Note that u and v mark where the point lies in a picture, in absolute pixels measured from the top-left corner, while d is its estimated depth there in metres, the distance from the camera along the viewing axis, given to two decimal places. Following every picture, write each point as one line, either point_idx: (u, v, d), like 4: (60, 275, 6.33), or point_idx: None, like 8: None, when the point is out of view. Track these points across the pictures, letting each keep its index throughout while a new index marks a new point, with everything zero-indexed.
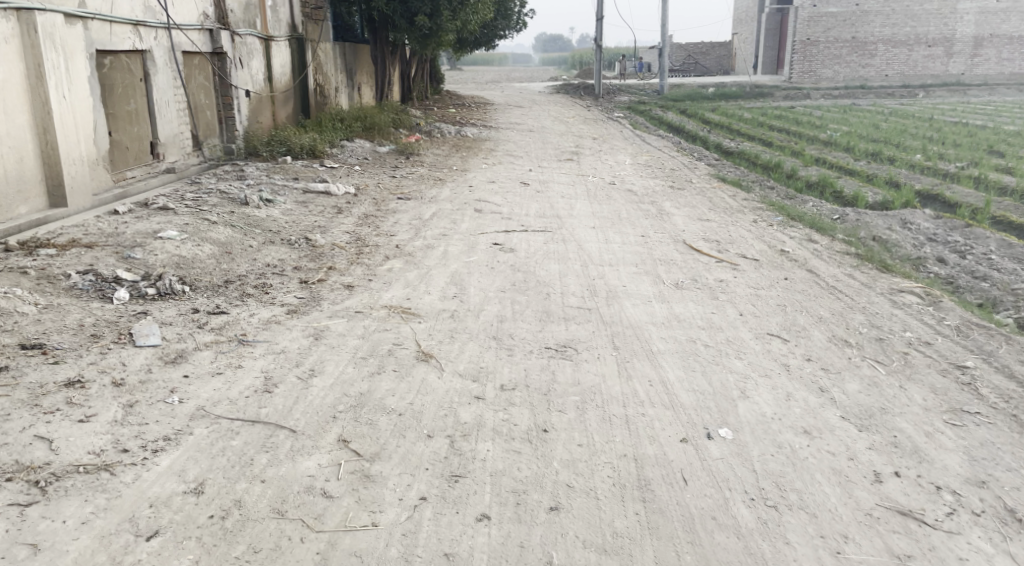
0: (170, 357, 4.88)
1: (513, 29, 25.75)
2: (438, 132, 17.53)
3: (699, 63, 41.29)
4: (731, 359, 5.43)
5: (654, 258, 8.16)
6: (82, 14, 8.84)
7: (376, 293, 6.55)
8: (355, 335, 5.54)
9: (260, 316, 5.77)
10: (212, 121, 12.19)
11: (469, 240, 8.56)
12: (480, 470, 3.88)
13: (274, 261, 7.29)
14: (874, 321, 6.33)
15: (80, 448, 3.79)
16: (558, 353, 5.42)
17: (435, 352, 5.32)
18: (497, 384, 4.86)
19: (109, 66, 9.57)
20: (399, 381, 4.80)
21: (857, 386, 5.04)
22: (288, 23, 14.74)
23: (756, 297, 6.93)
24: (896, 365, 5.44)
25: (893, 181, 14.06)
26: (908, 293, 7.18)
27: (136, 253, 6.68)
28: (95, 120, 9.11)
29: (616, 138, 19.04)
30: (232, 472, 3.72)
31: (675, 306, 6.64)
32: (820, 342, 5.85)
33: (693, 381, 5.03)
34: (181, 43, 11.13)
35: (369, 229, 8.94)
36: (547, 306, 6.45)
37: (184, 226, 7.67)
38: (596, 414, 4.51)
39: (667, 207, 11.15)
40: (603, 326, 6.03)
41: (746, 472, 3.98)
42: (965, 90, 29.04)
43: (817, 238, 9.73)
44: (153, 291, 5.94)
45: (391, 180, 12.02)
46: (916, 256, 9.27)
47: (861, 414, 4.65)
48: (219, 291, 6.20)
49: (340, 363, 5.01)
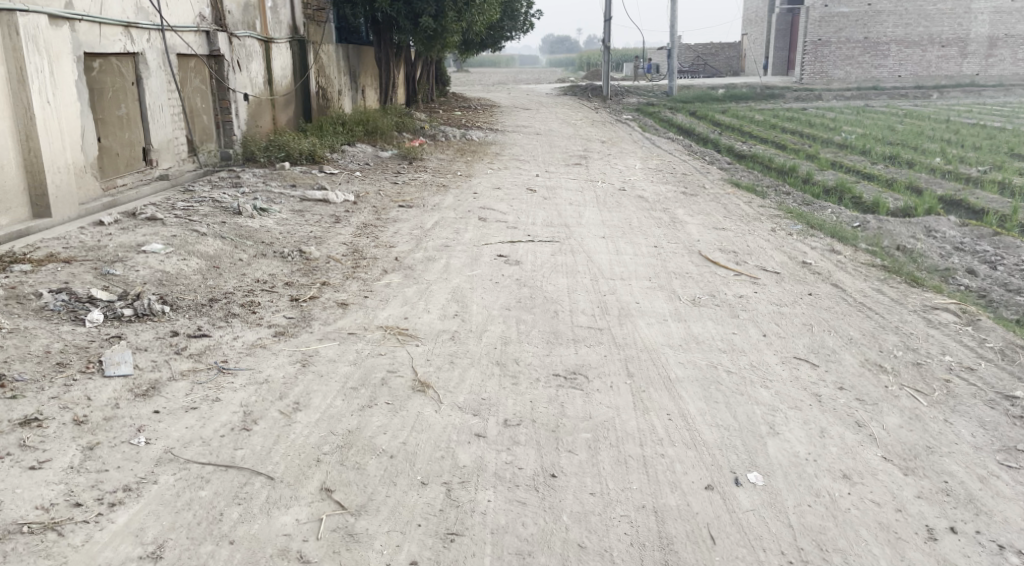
0: (141, 388, 4.44)
1: (520, 31, 25.32)
2: (444, 136, 17.10)
3: (708, 65, 40.80)
4: (756, 388, 4.97)
5: (668, 271, 7.71)
6: (69, 15, 8.45)
7: (372, 312, 6.11)
8: (347, 361, 5.09)
9: (244, 340, 5.34)
10: (209, 126, 11.79)
11: (473, 252, 8.12)
12: (479, 526, 3.46)
13: (264, 276, 6.85)
14: (909, 342, 5.87)
15: (27, 502, 3.37)
16: (567, 381, 4.96)
17: (434, 381, 4.86)
18: (500, 418, 4.41)
19: (98, 69, 9.16)
20: (392, 416, 4.36)
21: (897, 420, 4.58)
22: (288, 25, 14.33)
23: (778, 315, 6.46)
24: (938, 395, 4.97)
25: (914, 186, 13.54)
26: (943, 311, 6.70)
27: (115, 269, 6.27)
28: (83, 126, 8.71)
29: (626, 142, 18.56)
30: (197, 531, 3.30)
31: (693, 325, 6.17)
32: (853, 367, 5.39)
33: (716, 414, 4.57)
34: (175, 45, 10.72)
35: (368, 240, 8.50)
36: (555, 326, 6.00)
37: (171, 240, 7.25)
38: (609, 454, 4.06)
39: (680, 214, 10.70)
40: (616, 349, 5.58)
41: (781, 528, 3.54)
42: (980, 91, 28.46)
43: (839, 249, 9.25)
44: (130, 312, 5.49)
45: (393, 187, 11.59)
46: (944, 267, 8.79)
47: (904, 453, 4.19)
48: (203, 310, 5.76)
49: (328, 395, 4.56)
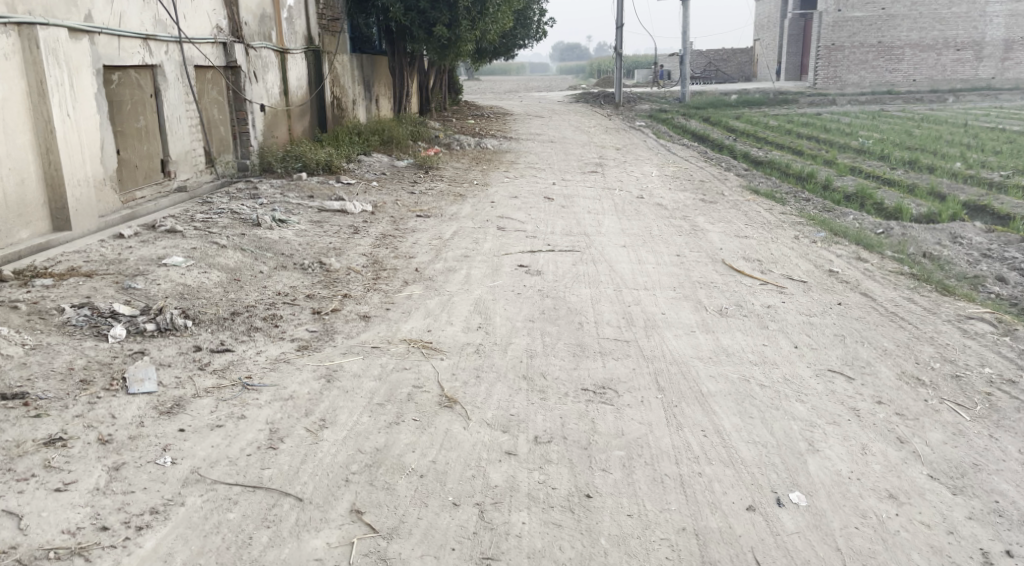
0: (166, 406, 4.35)
1: (532, 38, 25.25)
2: (458, 144, 17.04)
3: (720, 70, 40.64)
4: (792, 403, 4.86)
5: (692, 280, 7.58)
6: (89, 28, 8.43)
7: (395, 324, 6.03)
8: (371, 376, 5.00)
9: (268, 354, 5.26)
10: (226, 136, 11.77)
11: (493, 262, 8.03)
12: (516, 551, 3.39)
13: (286, 288, 6.78)
14: (946, 354, 5.76)
15: (54, 526, 3.30)
16: (597, 397, 4.85)
17: (461, 396, 4.77)
18: (530, 435, 4.31)
19: (117, 82, 9.15)
20: (421, 433, 4.26)
21: (940, 436, 4.52)
22: (304, 35, 14.31)
23: (808, 326, 6.33)
24: (980, 409, 4.90)
25: (936, 191, 13.38)
26: (978, 320, 6.56)
27: (137, 283, 6.20)
28: (102, 139, 8.69)
29: (641, 149, 18.45)
30: (226, 556, 3.23)
31: (721, 337, 6.05)
32: (889, 380, 5.28)
33: (751, 430, 4.47)
34: (193, 57, 10.70)
35: (387, 251, 8.43)
36: (581, 338, 5.89)
37: (191, 252, 7.20)
38: (645, 474, 3.98)
39: (700, 221, 10.56)
40: (644, 362, 5.47)
41: (830, 553, 3.51)
42: (997, 95, 28.22)
43: (865, 256, 9.09)
44: (153, 327, 5.40)
45: (411, 196, 11.53)
46: (972, 275, 8.63)
47: (950, 472, 4.14)
48: (225, 324, 5.68)
49: (354, 411, 4.48)
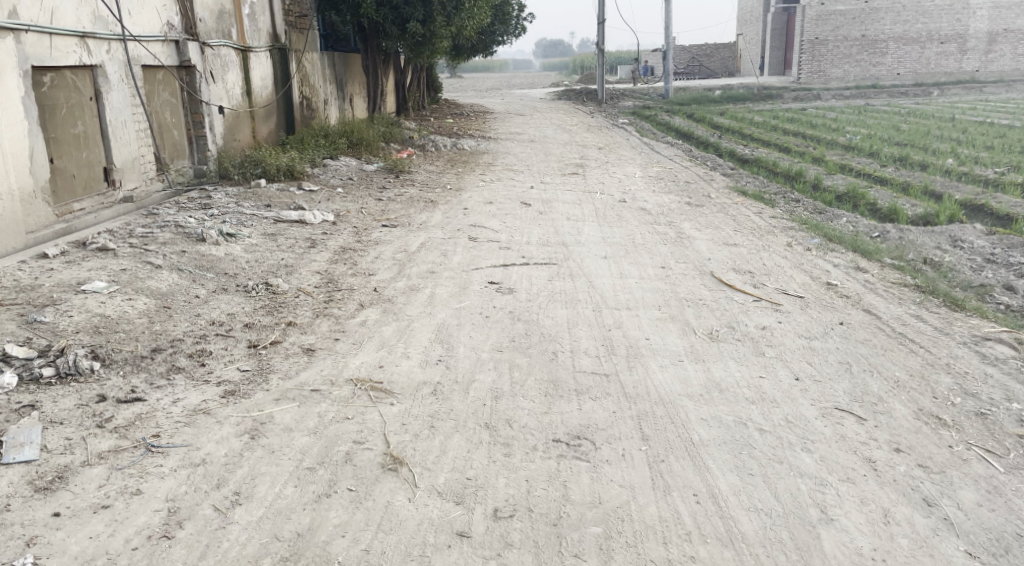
0: (45, 479, 3.65)
1: (512, 35, 24.50)
2: (433, 145, 16.25)
3: (703, 65, 39.99)
4: (797, 453, 4.15)
5: (679, 298, 6.86)
6: (13, 25, 7.61)
7: (342, 360, 5.26)
8: (305, 430, 4.23)
9: (186, 403, 4.48)
10: (179, 141, 10.93)
11: (461, 279, 7.27)
12: None
13: (224, 316, 6.01)
14: (967, 385, 5.07)
15: None
16: (571, 451, 4.12)
17: (411, 455, 4.01)
18: (489, 507, 3.64)
19: (50, 85, 8.34)
20: (354, 510, 3.57)
21: (974, 496, 3.87)
22: (268, 32, 13.46)
23: (811, 353, 5.61)
24: (1015, 457, 4.23)
25: (930, 190, 12.74)
26: (997, 342, 5.86)
27: (45, 315, 5.40)
28: (32, 147, 7.88)
29: (623, 148, 17.72)
30: None
31: (713, 367, 5.33)
32: (907, 421, 4.58)
33: (752, 493, 3.80)
34: (139, 56, 9.87)
35: (345, 267, 7.65)
36: (553, 373, 5.15)
37: (116, 276, 6.40)
38: (626, 560, 3.38)
39: (686, 227, 9.87)
40: (625, 403, 4.72)
41: None
42: (982, 87, 27.66)
43: (864, 265, 8.39)
44: (51, 373, 4.62)
45: (376, 204, 10.72)
46: (979, 284, 7.94)
47: (992, 546, 3.57)
48: (142, 364, 4.91)
49: (277, 481, 3.73)
